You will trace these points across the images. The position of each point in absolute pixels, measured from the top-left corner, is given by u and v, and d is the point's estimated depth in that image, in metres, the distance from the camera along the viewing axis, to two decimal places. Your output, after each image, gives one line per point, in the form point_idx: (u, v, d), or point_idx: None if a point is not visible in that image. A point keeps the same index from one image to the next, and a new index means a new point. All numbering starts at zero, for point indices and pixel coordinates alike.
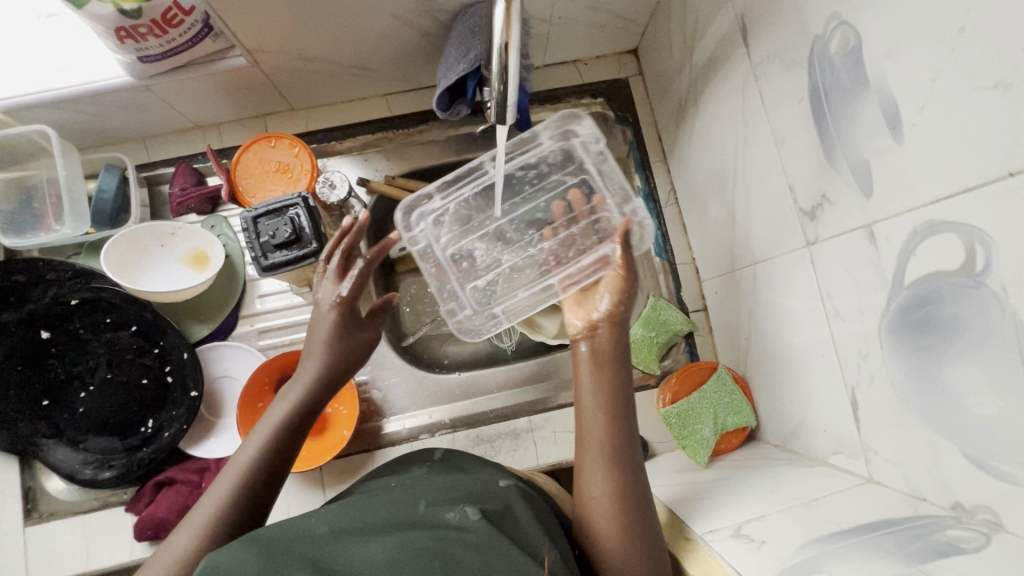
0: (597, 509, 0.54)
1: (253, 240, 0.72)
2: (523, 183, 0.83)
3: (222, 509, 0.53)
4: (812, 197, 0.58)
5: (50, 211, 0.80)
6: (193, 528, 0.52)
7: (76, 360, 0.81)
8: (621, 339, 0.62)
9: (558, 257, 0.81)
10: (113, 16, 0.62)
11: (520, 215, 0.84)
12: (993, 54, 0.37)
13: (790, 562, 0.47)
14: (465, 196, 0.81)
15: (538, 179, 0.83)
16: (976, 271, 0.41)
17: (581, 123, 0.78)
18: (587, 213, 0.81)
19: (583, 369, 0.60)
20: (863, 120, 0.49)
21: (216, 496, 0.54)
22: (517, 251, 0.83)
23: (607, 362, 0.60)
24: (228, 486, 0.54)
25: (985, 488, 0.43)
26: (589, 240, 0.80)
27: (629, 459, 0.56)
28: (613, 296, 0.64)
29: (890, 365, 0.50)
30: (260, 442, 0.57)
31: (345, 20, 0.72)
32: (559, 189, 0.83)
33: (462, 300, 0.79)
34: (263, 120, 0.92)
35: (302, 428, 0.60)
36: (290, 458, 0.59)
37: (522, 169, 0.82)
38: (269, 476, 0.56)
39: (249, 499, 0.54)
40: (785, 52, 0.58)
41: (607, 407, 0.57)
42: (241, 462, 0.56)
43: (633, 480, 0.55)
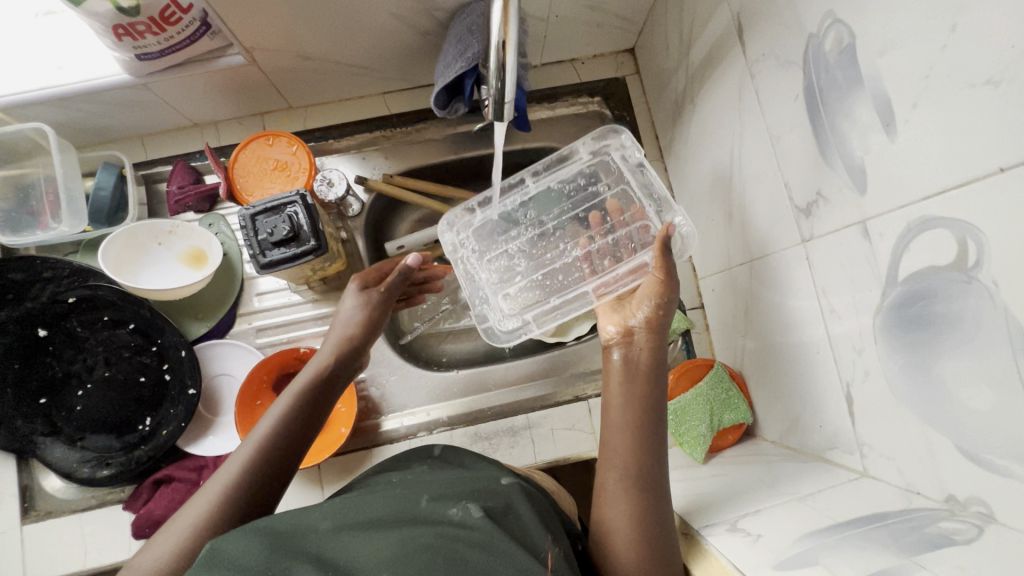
0: (615, 520, 0.54)
1: (252, 237, 0.72)
2: (562, 196, 0.86)
3: (246, 465, 0.54)
4: (807, 194, 0.58)
5: (47, 209, 0.80)
6: (216, 487, 0.53)
7: (73, 358, 0.81)
8: (657, 350, 0.64)
9: (598, 264, 0.83)
10: (110, 13, 0.62)
11: (558, 226, 0.87)
12: (983, 51, 0.38)
13: (786, 554, 0.47)
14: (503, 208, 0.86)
15: (575, 192, 0.86)
16: (967, 266, 0.41)
17: (618, 136, 0.81)
18: (625, 222, 0.83)
19: (614, 378, 0.62)
20: (857, 118, 0.50)
21: (240, 454, 0.55)
22: (552, 260, 0.86)
23: (638, 373, 0.61)
24: (253, 442, 0.56)
25: (978, 481, 0.44)
26: (627, 248, 0.82)
27: (653, 481, 0.55)
28: (650, 305, 0.66)
29: (883, 360, 0.51)
30: (286, 402, 0.59)
31: (342, 17, 0.72)
32: (596, 199, 0.86)
33: (494, 306, 0.82)
34: (261, 119, 0.92)
35: (325, 395, 0.62)
36: (311, 428, 0.60)
37: (560, 183, 0.86)
38: (292, 436, 0.57)
39: (272, 461, 0.55)
40: (780, 50, 0.58)
41: (634, 425, 0.58)
42: (263, 426, 0.57)
43: (655, 502, 0.55)
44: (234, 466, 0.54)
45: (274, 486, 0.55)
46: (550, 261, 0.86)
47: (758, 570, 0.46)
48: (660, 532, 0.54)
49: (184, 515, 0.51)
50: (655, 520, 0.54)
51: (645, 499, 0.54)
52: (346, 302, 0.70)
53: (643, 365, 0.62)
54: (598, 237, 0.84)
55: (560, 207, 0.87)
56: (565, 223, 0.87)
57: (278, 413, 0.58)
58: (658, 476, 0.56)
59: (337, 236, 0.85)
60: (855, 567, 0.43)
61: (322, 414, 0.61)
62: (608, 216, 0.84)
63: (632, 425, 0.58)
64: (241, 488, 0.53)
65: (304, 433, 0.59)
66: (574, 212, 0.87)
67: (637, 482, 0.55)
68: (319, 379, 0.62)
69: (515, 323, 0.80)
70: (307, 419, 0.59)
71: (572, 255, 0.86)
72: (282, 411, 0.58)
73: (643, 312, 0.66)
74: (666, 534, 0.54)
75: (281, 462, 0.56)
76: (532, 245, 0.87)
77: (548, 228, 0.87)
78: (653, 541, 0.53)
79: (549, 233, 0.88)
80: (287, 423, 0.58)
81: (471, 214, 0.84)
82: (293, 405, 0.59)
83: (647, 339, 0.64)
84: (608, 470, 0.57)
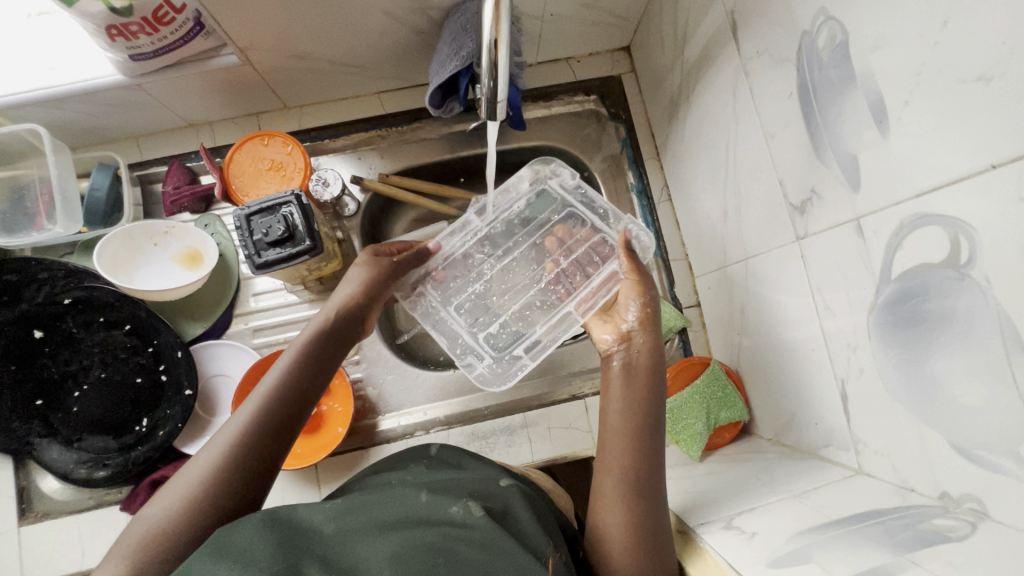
0: (614, 523, 0.54)
1: (247, 237, 0.72)
2: (511, 231, 0.86)
3: (256, 412, 0.55)
4: (802, 192, 0.58)
5: (42, 210, 0.80)
6: (223, 437, 0.53)
7: (69, 359, 0.81)
8: (654, 349, 0.64)
9: (567, 285, 0.83)
10: (103, 14, 0.62)
11: (517, 257, 0.86)
12: (975, 47, 0.38)
13: (780, 551, 0.47)
14: (457, 248, 0.83)
15: (523, 226, 0.86)
16: (960, 263, 0.41)
17: (552, 166, 0.83)
18: (580, 242, 0.84)
19: (614, 383, 0.62)
20: (851, 115, 0.49)
21: (248, 403, 0.55)
22: (524, 292, 0.85)
23: (639, 378, 0.61)
24: (262, 390, 0.57)
25: (971, 478, 0.44)
26: (591, 263, 0.83)
27: (650, 486, 0.55)
28: (638, 304, 0.67)
29: (878, 357, 0.51)
30: (292, 353, 0.60)
31: (337, 17, 0.72)
32: (546, 228, 0.86)
33: (481, 353, 0.77)
34: (256, 118, 0.92)
35: (332, 349, 0.63)
36: (314, 389, 0.60)
37: (506, 220, 0.85)
38: (300, 385, 0.58)
39: (281, 411, 0.56)
40: (774, 48, 0.58)
41: (632, 428, 0.58)
42: (266, 384, 0.57)
43: (653, 508, 0.54)
44: (243, 414, 0.55)
45: (283, 436, 0.55)
46: (517, 294, 0.85)
47: (754, 567, 0.46)
48: (657, 537, 0.53)
49: (193, 465, 0.51)
50: (651, 523, 0.54)
51: (644, 502, 0.54)
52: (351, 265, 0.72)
53: (646, 365, 0.63)
54: (557, 258, 0.85)
55: (513, 240, 0.86)
56: (523, 254, 0.86)
57: (286, 363, 0.59)
58: (654, 480, 0.56)
59: (333, 236, 0.85)
60: (849, 563, 0.43)
61: (329, 367, 0.62)
62: (561, 238, 0.85)
63: (631, 418, 0.59)
64: (250, 436, 0.53)
65: (312, 383, 0.60)
66: (530, 240, 0.86)
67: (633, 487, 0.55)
68: (325, 333, 0.63)
69: (507, 365, 0.76)
70: (315, 369, 0.60)
71: (541, 282, 0.85)
72: (289, 361, 0.59)
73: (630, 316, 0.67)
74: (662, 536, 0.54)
75: (290, 411, 0.56)
76: (494, 281, 0.85)
77: (505, 262, 0.86)
78: (649, 546, 0.53)
79: (513, 264, 0.86)
80: (294, 373, 0.59)
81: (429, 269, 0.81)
82: (300, 355, 0.60)
83: (645, 340, 0.64)
84: (604, 477, 0.57)
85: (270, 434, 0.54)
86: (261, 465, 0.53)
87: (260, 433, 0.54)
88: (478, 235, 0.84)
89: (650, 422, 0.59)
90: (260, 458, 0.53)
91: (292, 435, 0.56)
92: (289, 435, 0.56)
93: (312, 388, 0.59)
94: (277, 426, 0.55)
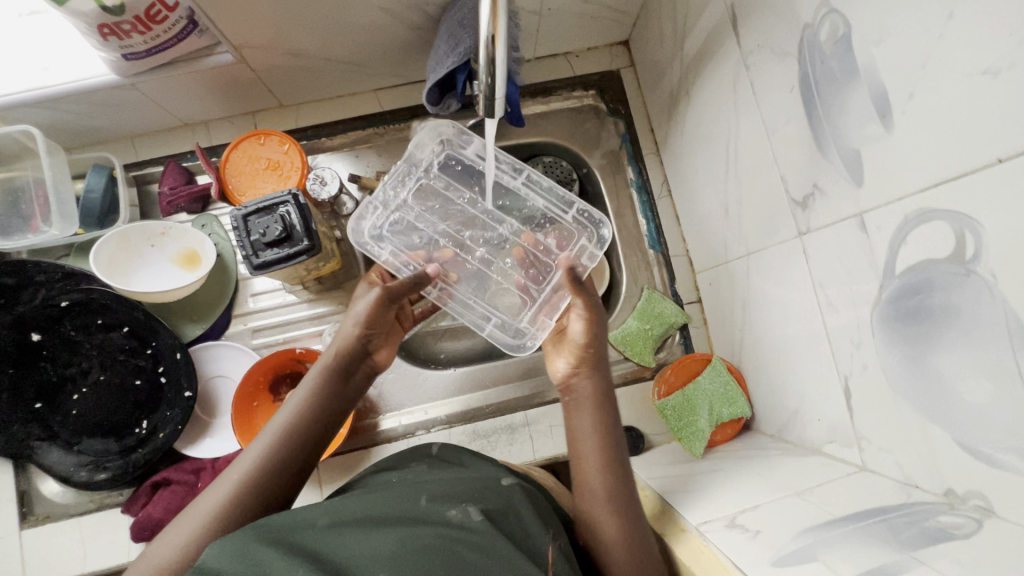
0: (599, 516, 0.56)
1: (244, 238, 0.71)
2: (439, 237, 0.82)
3: (266, 449, 0.56)
4: (804, 186, 0.57)
5: (37, 212, 0.79)
6: (229, 478, 0.54)
7: (68, 362, 0.81)
8: (597, 369, 0.64)
9: (510, 188, 0.80)
10: (95, 13, 0.60)
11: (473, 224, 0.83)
12: (981, 40, 0.37)
13: (785, 550, 0.47)
14: (473, 299, 0.79)
15: (433, 233, 0.81)
16: (966, 259, 0.41)
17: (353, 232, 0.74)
18: (455, 193, 0.82)
19: (576, 411, 0.62)
20: (854, 109, 0.49)
21: (254, 448, 0.56)
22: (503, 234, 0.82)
23: (585, 402, 0.62)
24: (273, 429, 0.57)
25: (977, 474, 0.43)
26: (462, 177, 0.81)
27: (628, 495, 0.57)
28: (584, 324, 0.65)
29: (882, 354, 0.51)
30: (303, 394, 0.60)
31: (331, 12, 0.71)
32: (434, 220, 0.82)
33: (577, 241, 0.78)
34: (252, 117, 0.91)
35: (342, 386, 0.63)
36: (324, 427, 0.60)
37: (439, 251, 0.81)
38: (312, 426, 0.59)
39: (289, 453, 0.56)
40: (775, 41, 0.58)
41: (602, 444, 0.59)
42: (277, 422, 0.58)
43: (633, 515, 0.56)
44: (253, 453, 0.56)
45: (292, 472, 0.56)
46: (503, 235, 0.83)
47: (758, 567, 0.46)
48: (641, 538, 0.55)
49: (196, 509, 0.52)
50: (627, 506, 0.56)
51: (623, 508, 0.56)
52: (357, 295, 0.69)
53: (592, 391, 0.63)
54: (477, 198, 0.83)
55: (459, 244, 0.83)
56: (467, 214, 0.83)
57: (298, 401, 0.59)
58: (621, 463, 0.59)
59: (331, 236, 0.85)
60: (854, 562, 0.42)
61: (341, 404, 0.62)
62: (457, 201, 0.82)
63: (597, 424, 0.60)
64: (260, 474, 0.54)
65: (326, 424, 0.60)
66: (453, 228, 0.83)
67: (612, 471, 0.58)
68: (332, 376, 0.62)
69: (586, 219, 0.76)
70: (326, 410, 0.61)
71: (517, 215, 0.82)
72: (297, 404, 0.59)
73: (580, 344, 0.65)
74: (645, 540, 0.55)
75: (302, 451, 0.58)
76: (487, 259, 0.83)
77: (477, 248, 0.83)
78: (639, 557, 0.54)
79: (483, 241, 0.83)
80: (303, 416, 0.59)
81: (490, 308, 0.79)
82: (312, 398, 0.60)
83: (589, 365, 0.64)
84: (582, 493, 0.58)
85: (278, 476, 0.55)
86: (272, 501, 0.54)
87: (268, 475, 0.54)
88: (429, 248, 0.80)
89: (613, 431, 0.61)
90: (269, 496, 0.54)
91: (305, 471, 0.58)
92: (298, 476, 0.57)
93: (326, 428, 0.61)
94: (289, 468, 0.56)
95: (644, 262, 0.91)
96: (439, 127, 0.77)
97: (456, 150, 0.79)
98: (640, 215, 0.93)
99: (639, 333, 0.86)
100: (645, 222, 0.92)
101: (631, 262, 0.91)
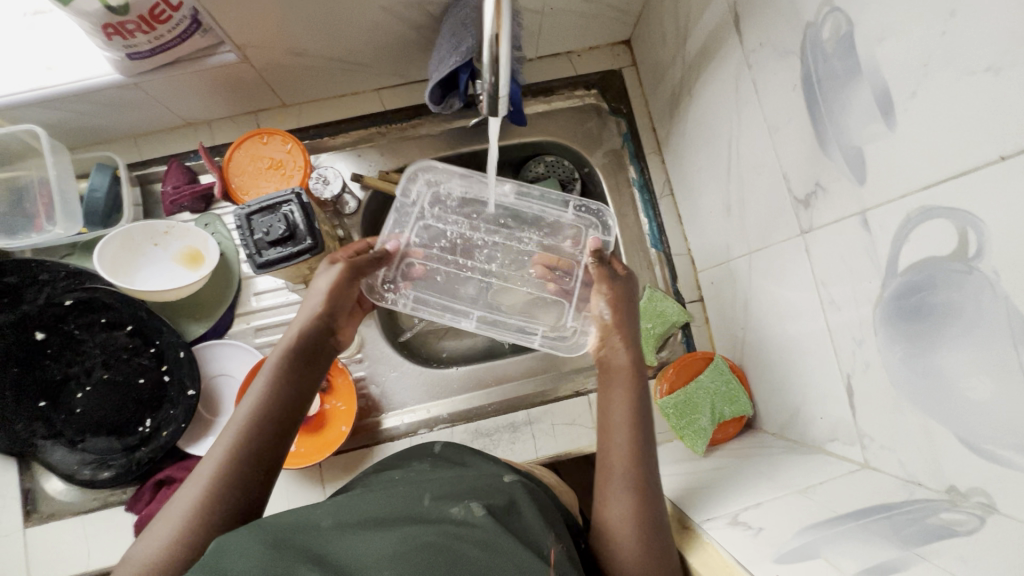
0: (619, 495, 0.57)
1: (247, 237, 0.72)
2: (459, 269, 0.84)
3: (235, 439, 0.55)
4: (806, 185, 0.58)
5: (41, 211, 0.80)
6: (204, 474, 0.53)
7: (71, 360, 0.81)
8: (631, 343, 0.67)
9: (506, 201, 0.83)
10: (100, 13, 0.61)
11: (474, 239, 0.84)
12: (983, 38, 0.37)
13: (788, 547, 0.47)
14: (505, 320, 0.81)
15: (452, 266, 0.84)
16: (968, 256, 0.41)
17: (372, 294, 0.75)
18: (460, 222, 0.84)
19: (609, 383, 0.65)
20: (856, 107, 0.49)
21: (225, 439, 0.55)
22: (519, 249, 0.84)
23: (621, 378, 0.65)
24: (239, 417, 0.56)
25: (979, 471, 0.43)
26: (459, 206, 0.83)
27: (651, 482, 0.58)
28: (609, 302, 0.69)
29: (884, 352, 0.51)
30: (266, 380, 0.59)
31: (334, 12, 0.72)
32: (446, 252, 0.83)
33: (583, 235, 0.82)
34: (255, 117, 0.91)
35: (309, 365, 0.62)
36: (293, 408, 0.59)
37: (464, 287, 0.84)
38: (280, 410, 0.58)
39: (257, 439, 0.55)
40: (778, 40, 0.58)
41: (632, 428, 0.61)
42: (242, 411, 0.57)
43: (653, 503, 0.56)
44: (223, 445, 0.54)
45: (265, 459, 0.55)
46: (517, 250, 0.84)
47: (761, 564, 0.46)
48: (658, 529, 0.55)
49: (175, 508, 0.51)
50: (649, 491, 0.57)
51: (644, 495, 0.56)
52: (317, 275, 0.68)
53: (625, 366, 0.66)
54: (473, 214, 0.84)
55: (480, 272, 0.84)
56: (469, 231, 0.84)
57: (263, 386, 0.59)
58: (648, 449, 0.60)
59: (334, 235, 0.85)
60: (856, 559, 0.42)
61: (308, 385, 0.61)
62: (465, 231, 0.84)
63: (630, 401, 0.62)
64: (232, 466, 0.53)
65: (293, 405, 0.59)
66: (470, 259, 0.84)
67: (636, 453, 0.59)
68: (299, 356, 0.62)
69: (591, 216, 0.81)
70: (293, 391, 0.60)
71: (528, 229, 0.84)
72: (264, 387, 0.58)
73: (605, 317, 0.69)
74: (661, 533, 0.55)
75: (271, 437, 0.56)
76: (497, 269, 0.84)
77: (497, 272, 0.84)
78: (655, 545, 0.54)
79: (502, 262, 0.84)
80: (270, 398, 0.58)
81: (497, 311, 0.83)
82: (274, 381, 0.59)
83: (621, 338, 0.68)
84: (604, 475, 0.59)
85: (255, 459, 0.54)
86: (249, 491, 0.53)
87: (241, 464, 0.54)
88: (453, 281, 0.83)
89: (645, 412, 0.62)
90: (247, 485, 0.53)
91: (278, 456, 0.56)
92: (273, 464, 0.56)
93: (296, 411, 0.59)
94: (259, 455, 0.55)
95: (647, 261, 0.91)
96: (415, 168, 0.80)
97: (438, 183, 0.82)
98: (642, 214, 0.93)
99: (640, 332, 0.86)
100: (647, 220, 0.93)
101: (633, 261, 0.91)
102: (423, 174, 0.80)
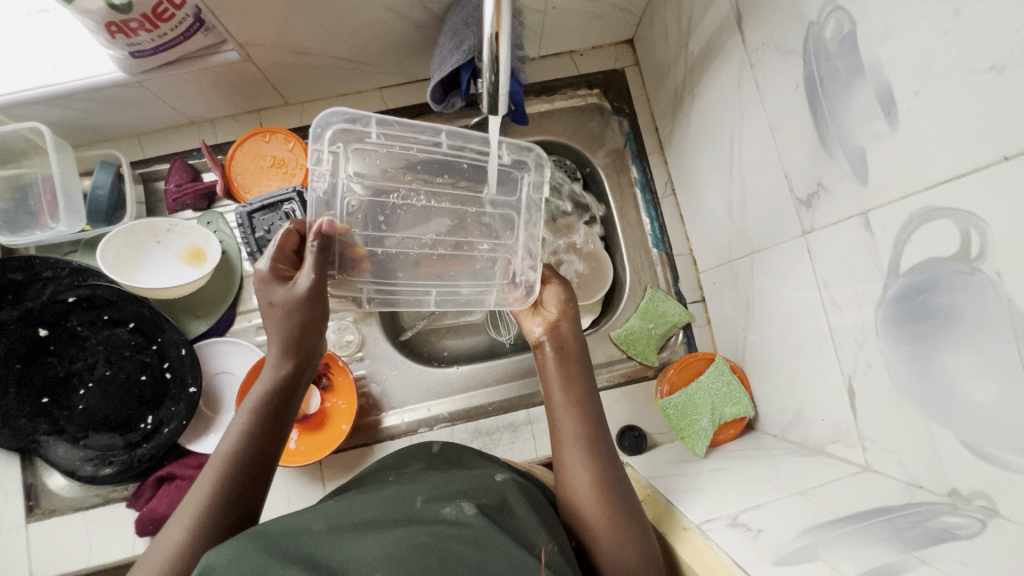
0: (577, 468, 0.57)
1: (249, 235, 0.75)
2: (416, 243, 0.73)
3: (218, 479, 0.52)
4: (809, 185, 0.57)
5: (46, 209, 0.80)
6: (187, 513, 0.51)
7: (75, 357, 0.81)
8: (574, 334, 0.68)
9: (437, 154, 0.67)
10: (103, 10, 0.61)
11: (419, 206, 0.73)
12: (987, 36, 0.37)
13: (787, 549, 0.46)
14: (457, 288, 0.75)
15: (405, 237, 0.73)
16: (972, 258, 0.40)
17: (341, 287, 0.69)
18: (402, 185, 0.71)
19: (549, 370, 0.65)
20: (858, 106, 0.49)
21: (206, 480, 0.53)
22: (472, 206, 0.73)
23: (568, 358, 0.65)
24: (220, 457, 0.54)
25: (981, 474, 0.43)
26: (399, 165, 0.69)
27: (603, 447, 0.59)
28: (558, 299, 0.70)
29: (887, 355, 0.50)
30: (244, 417, 0.57)
31: (337, 11, 0.72)
32: (397, 221, 0.72)
33: (519, 179, 0.70)
34: (258, 115, 0.91)
35: (290, 393, 0.60)
36: (278, 439, 0.58)
37: (426, 259, 0.74)
38: (262, 444, 0.56)
39: (244, 475, 0.53)
40: (780, 39, 0.57)
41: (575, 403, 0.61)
42: (222, 451, 0.54)
43: (612, 469, 0.57)
44: (205, 487, 0.52)
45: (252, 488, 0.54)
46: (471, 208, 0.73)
47: (759, 566, 0.46)
48: (626, 499, 0.55)
49: (160, 546, 0.49)
50: (604, 458, 0.58)
51: (601, 462, 0.57)
52: (271, 289, 0.62)
53: (576, 359, 0.65)
54: (411, 172, 0.70)
55: (439, 241, 0.74)
56: (416, 194, 0.72)
57: (242, 423, 0.56)
58: (599, 425, 0.60)
59: None
60: (857, 563, 0.42)
61: (290, 411, 0.59)
62: (410, 194, 0.72)
63: (568, 382, 0.63)
64: (219, 500, 0.51)
65: (275, 434, 0.57)
66: (421, 228, 0.73)
67: (587, 422, 0.60)
68: (278, 381, 0.59)
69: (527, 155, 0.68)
70: (273, 423, 0.57)
71: (481, 179, 0.71)
72: (243, 427, 0.56)
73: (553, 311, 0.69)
74: (627, 495, 0.56)
75: (256, 472, 0.54)
76: (449, 239, 0.74)
77: (457, 240, 0.75)
78: (626, 515, 0.54)
79: (455, 228, 0.74)
80: (251, 436, 0.55)
81: (455, 282, 0.75)
82: (254, 414, 0.57)
83: (565, 330, 0.67)
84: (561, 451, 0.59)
85: (242, 490, 0.53)
86: (239, 509, 0.52)
87: (229, 500, 0.52)
88: (413, 256, 0.74)
89: (586, 390, 0.63)
90: (236, 505, 0.52)
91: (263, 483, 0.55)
92: (261, 487, 0.55)
93: (279, 439, 0.58)
94: (245, 489, 0.53)
95: (649, 261, 0.91)
96: (328, 120, 0.60)
97: (360, 136, 0.64)
98: (643, 214, 0.93)
99: (641, 332, 0.86)
100: (649, 220, 0.92)
101: (635, 261, 0.91)
102: (342, 127, 0.62)
